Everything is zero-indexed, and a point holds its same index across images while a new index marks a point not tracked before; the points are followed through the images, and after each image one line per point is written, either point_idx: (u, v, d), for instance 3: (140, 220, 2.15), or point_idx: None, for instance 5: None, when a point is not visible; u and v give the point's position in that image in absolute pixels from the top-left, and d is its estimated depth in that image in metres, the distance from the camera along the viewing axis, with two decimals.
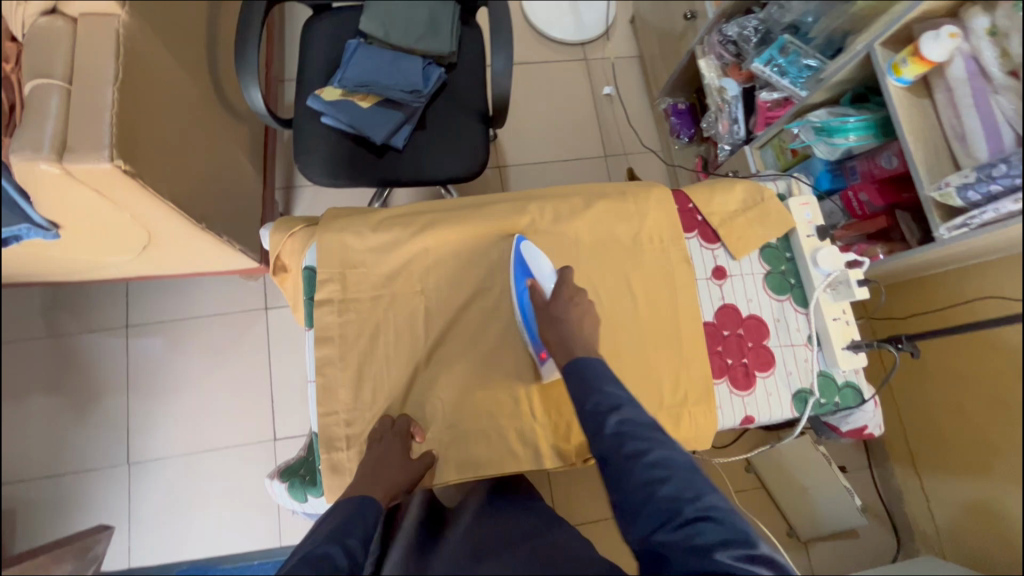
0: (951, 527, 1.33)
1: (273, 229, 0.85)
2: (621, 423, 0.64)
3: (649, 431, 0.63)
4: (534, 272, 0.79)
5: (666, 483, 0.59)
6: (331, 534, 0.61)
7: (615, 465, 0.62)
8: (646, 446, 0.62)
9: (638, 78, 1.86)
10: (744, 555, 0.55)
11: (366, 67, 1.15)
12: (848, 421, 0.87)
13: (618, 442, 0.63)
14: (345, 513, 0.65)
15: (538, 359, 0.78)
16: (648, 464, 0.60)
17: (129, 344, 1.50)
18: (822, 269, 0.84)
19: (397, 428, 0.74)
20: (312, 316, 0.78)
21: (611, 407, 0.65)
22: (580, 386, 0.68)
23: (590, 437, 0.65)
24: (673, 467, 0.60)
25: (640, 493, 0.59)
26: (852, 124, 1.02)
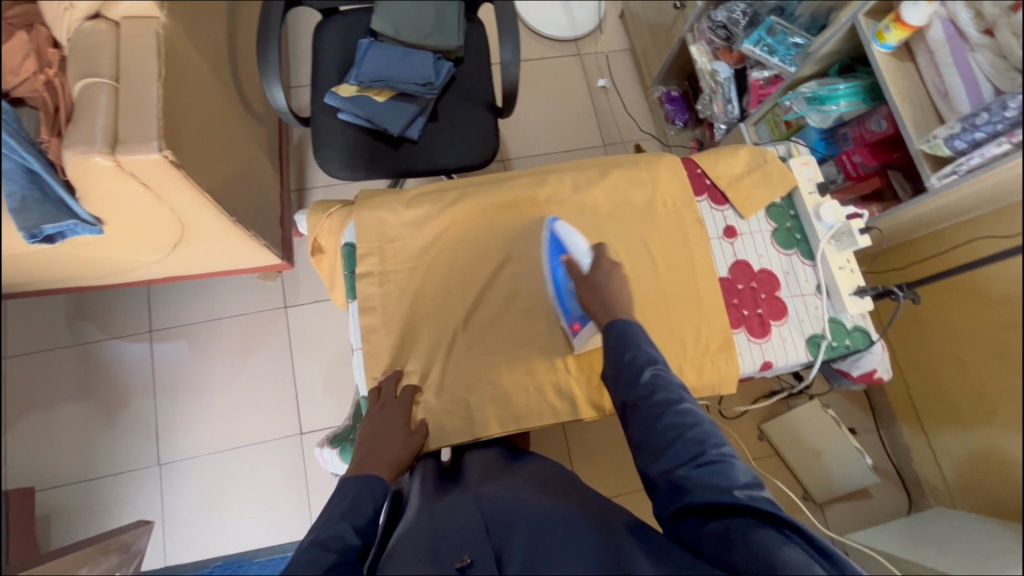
0: (958, 478, 1.39)
1: (310, 212, 0.90)
2: (655, 374, 0.67)
3: (680, 385, 0.67)
4: (569, 249, 0.83)
5: (694, 428, 0.62)
6: (341, 513, 0.62)
7: (645, 409, 0.65)
8: (677, 397, 0.65)
9: (631, 69, 1.94)
10: (756, 496, 0.59)
11: (380, 63, 1.20)
12: (858, 366, 0.93)
13: (651, 390, 0.66)
14: (350, 489, 0.65)
15: (571, 330, 0.82)
16: (678, 411, 0.64)
17: (153, 348, 1.54)
18: (825, 222, 0.90)
19: (401, 400, 0.78)
20: (355, 288, 0.84)
21: (647, 361, 0.68)
22: (617, 343, 0.71)
23: (624, 385, 0.68)
24: (700, 416, 0.64)
25: (668, 434, 0.62)
26: (842, 91, 1.09)
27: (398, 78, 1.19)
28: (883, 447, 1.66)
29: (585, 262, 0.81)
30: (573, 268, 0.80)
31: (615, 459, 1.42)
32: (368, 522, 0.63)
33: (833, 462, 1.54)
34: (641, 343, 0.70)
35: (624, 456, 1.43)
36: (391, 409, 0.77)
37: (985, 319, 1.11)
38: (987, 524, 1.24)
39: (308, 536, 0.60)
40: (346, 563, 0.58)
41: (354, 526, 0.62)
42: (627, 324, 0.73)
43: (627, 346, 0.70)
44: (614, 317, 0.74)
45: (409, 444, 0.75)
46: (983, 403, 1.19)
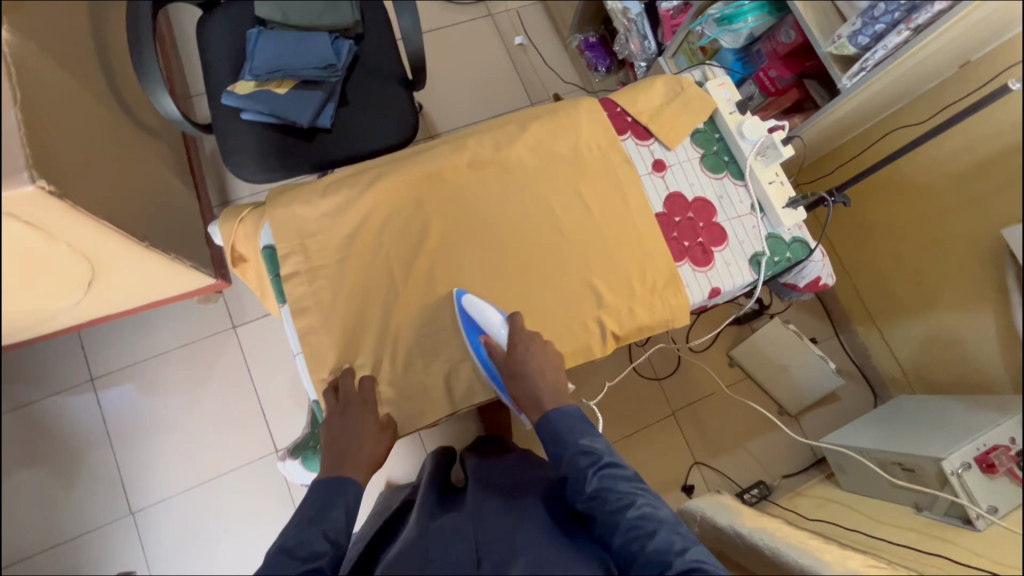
0: (914, 361, 1.51)
1: (221, 220, 0.84)
2: (601, 476, 0.70)
3: (630, 486, 0.69)
4: (485, 327, 0.78)
5: (653, 536, 0.65)
6: (309, 520, 0.65)
7: (603, 519, 0.68)
8: (628, 502, 0.67)
9: (544, 22, 1.88)
10: None
11: (273, 52, 1.12)
12: (803, 276, 0.95)
13: (600, 498, 0.68)
14: (318, 495, 0.68)
15: (515, 409, 0.80)
16: (633, 518, 0.66)
17: (99, 396, 1.45)
18: (750, 139, 0.90)
19: (364, 395, 0.75)
20: (283, 291, 0.79)
21: (589, 462, 0.71)
22: (554, 444, 0.73)
23: (574, 491, 0.72)
24: (658, 520, 0.66)
25: (630, 546, 0.65)
26: (747, 6, 1.07)
27: (295, 65, 1.11)
28: (844, 349, 1.74)
29: (503, 339, 0.78)
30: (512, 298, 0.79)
31: None
32: (338, 528, 0.66)
33: (800, 373, 1.60)
34: (578, 439, 0.73)
35: None
36: (354, 408, 0.73)
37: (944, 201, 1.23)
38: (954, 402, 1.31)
39: (276, 543, 0.63)
40: (313, 569, 0.60)
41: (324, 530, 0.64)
42: (559, 413, 0.75)
43: (566, 447, 0.72)
44: (545, 412, 0.75)
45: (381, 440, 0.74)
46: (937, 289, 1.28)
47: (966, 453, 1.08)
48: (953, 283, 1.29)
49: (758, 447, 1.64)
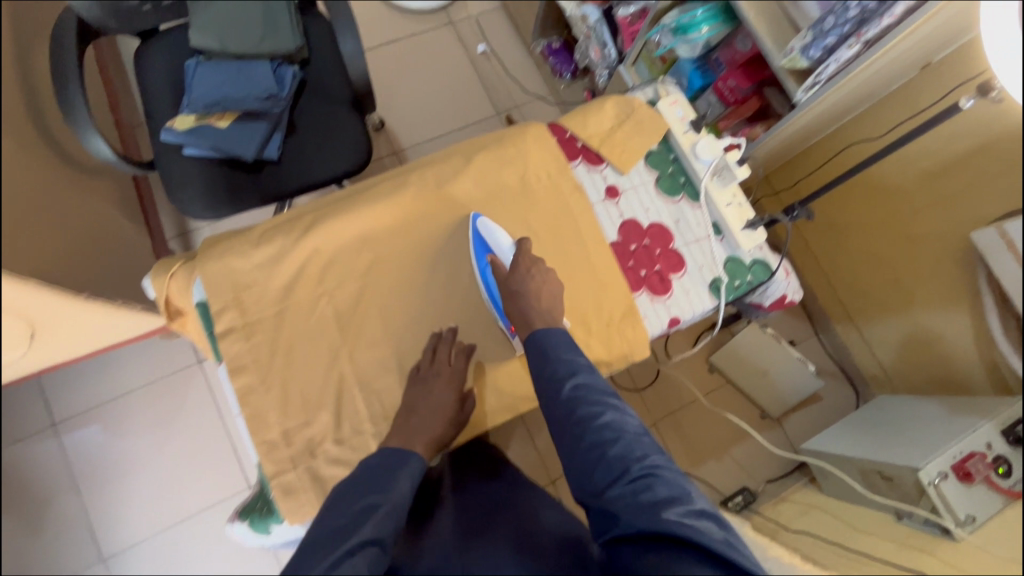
0: (894, 360, 1.49)
1: (152, 275, 0.79)
2: (576, 387, 0.63)
3: (603, 394, 0.63)
4: (494, 247, 0.79)
5: (617, 442, 0.58)
6: (368, 488, 0.61)
7: (571, 428, 0.61)
8: (599, 409, 0.61)
9: (507, 27, 1.83)
10: (689, 513, 0.54)
11: (211, 84, 1.07)
12: (767, 295, 0.92)
13: (572, 405, 0.62)
14: (374, 468, 0.64)
15: (509, 332, 0.78)
16: (599, 426, 0.60)
17: (63, 441, 1.40)
18: (704, 159, 0.87)
19: (452, 370, 0.75)
20: (218, 349, 0.75)
21: (566, 372, 0.64)
22: (537, 357, 0.67)
23: (546, 402, 0.65)
24: (624, 427, 0.60)
25: (592, 453, 0.58)
26: (701, 17, 1.03)
27: (236, 96, 1.07)
28: (825, 349, 1.71)
29: (509, 259, 0.79)
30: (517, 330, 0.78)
31: None
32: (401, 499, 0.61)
33: (781, 376, 1.57)
34: (559, 351, 0.67)
35: None
36: (443, 378, 0.74)
37: (901, 205, 1.28)
38: (938, 406, 1.29)
39: (327, 512, 0.59)
40: (374, 541, 0.55)
41: (387, 502, 0.60)
42: (547, 331, 0.69)
43: (546, 358, 0.67)
44: (533, 330, 0.70)
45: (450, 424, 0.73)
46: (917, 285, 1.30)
47: (942, 462, 1.08)
48: (933, 283, 1.26)
49: (741, 454, 1.62)
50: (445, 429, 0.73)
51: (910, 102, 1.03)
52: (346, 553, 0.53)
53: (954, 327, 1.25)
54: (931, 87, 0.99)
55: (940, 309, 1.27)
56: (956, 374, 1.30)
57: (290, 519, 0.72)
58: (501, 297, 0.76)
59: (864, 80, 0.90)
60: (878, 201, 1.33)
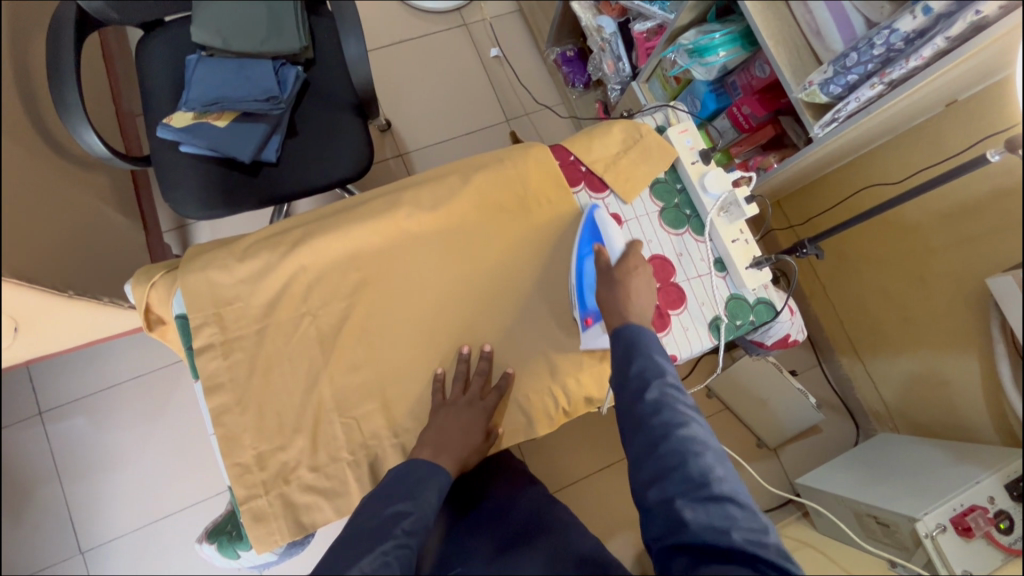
0: (898, 399, 1.46)
1: (132, 283, 0.77)
2: (662, 392, 0.63)
3: (688, 406, 0.62)
4: (605, 241, 0.79)
5: (698, 456, 0.58)
6: (403, 492, 0.63)
7: (651, 430, 0.60)
8: (685, 420, 0.61)
9: (522, 33, 1.80)
10: (758, 542, 0.54)
11: (211, 83, 1.05)
12: (770, 334, 0.88)
13: (657, 407, 0.61)
14: (404, 473, 0.66)
15: (583, 324, 0.77)
16: (683, 437, 0.59)
17: (49, 430, 1.39)
18: (712, 193, 0.84)
19: (486, 399, 0.74)
20: (195, 365, 0.72)
21: (655, 376, 0.63)
22: (627, 351, 0.67)
23: (628, 396, 0.64)
24: (707, 443, 0.59)
25: (671, 460, 0.58)
26: (719, 40, 1.00)
27: (234, 96, 1.04)
28: (827, 380, 1.67)
29: (614, 255, 0.78)
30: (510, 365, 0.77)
31: (565, 452, 1.39)
32: (430, 508, 0.63)
33: (780, 408, 1.53)
34: (652, 351, 0.65)
35: (575, 445, 1.40)
36: (475, 407, 0.73)
37: (914, 242, 1.23)
38: (942, 453, 1.24)
39: (370, 509, 0.62)
40: (406, 544, 0.58)
41: (418, 507, 0.62)
42: (640, 331, 0.69)
43: (637, 356, 0.66)
44: (626, 324, 0.70)
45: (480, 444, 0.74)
46: (930, 327, 1.25)
47: (942, 514, 1.04)
48: (944, 325, 1.22)
49: None
50: (470, 455, 0.73)
51: (935, 138, 0.98)
52: (380, 553, 0.57)
53: (965, 372, 1.21)
54: (955, 129, 0.94)
55: (948, 353, 1.23)
56: (965, 420, 1.25)
57: (258, 547, 0.69)
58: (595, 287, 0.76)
59: (887, 117, 0.86)
60: (892, 236, 1.29)
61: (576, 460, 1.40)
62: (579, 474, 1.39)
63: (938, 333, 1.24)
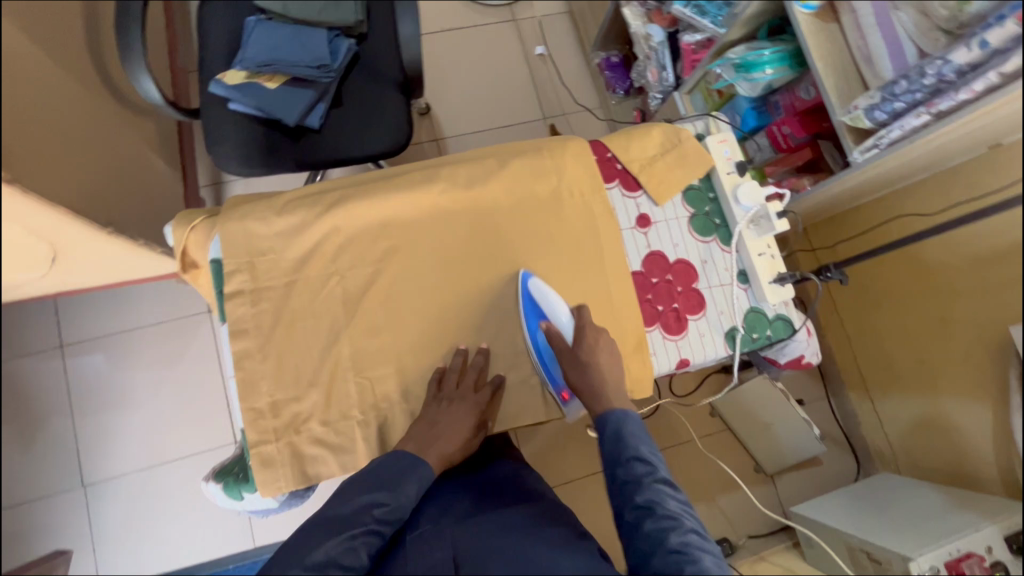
0: (904, 441, 1.44)
1: (173, 224, 0.80)
2: (654, 493, 0.63)
3: (681, 509, 0.62)
4: (549, 314, 0.77)
5: (695, 565, 0.57)
6: (381, 482, 0.66)
7: (644, 538, 0.60)
8: (677, 523, 0.60)
9: (570, 34, 1.81)
10: None
11: (266, 45, 1.08)
12: (784, 353, 0.88)
13: (648, 509, 0.62)
14: (386, 464, 0.68)
15: (560, 400, 0.78)
16: (677, 545, 0.58)
17: (67, 364, 1.43)
18: (744, 205, 0.84)
19: (478, 395, 0.75)
20: (223, 309, 0.75)
21: (644, 472, 0.64)
22: (614, 444, 0.68)
23: (620, 500, 0.65)
24: (704, 550, 0.58)
25: (670, 571, 0.57)
26: (767, 57, 1.00)
27: (287, 60, 1.07)
28: (833, 414, 1.68)
29: (567, 330, 0.76)
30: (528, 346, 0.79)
31: (564, 450, 1.41)
32: (405, 499, 0.66)
33: (783, 433, 1.54)
34: (638, 444, 0.67)
35: (574, 444, 1.41)
36: (466, 403, 0.73)
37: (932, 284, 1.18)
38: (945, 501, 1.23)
39: (345, 496, 0.65)
40: (376, 532, 0.63)
41: (394, 499, 0.66)
42: (622, 416, 0.70)
43: (624, 448, 0.67)
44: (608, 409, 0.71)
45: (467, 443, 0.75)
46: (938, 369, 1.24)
47: (936, 557, 1.04)
48: (958, 371, 1.18)
49: (728, 504, 1.58)
50: (455, 450, 0.74)
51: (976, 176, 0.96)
52: (348, 537, 0.61)
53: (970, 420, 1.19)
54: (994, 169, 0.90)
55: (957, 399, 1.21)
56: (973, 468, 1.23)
57: (263, 490, 0.72)
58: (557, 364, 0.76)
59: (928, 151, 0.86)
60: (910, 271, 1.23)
61: (574, 460, 1.42)
62: (575, 473, 1.40)
63: (948, 377, 1.22)
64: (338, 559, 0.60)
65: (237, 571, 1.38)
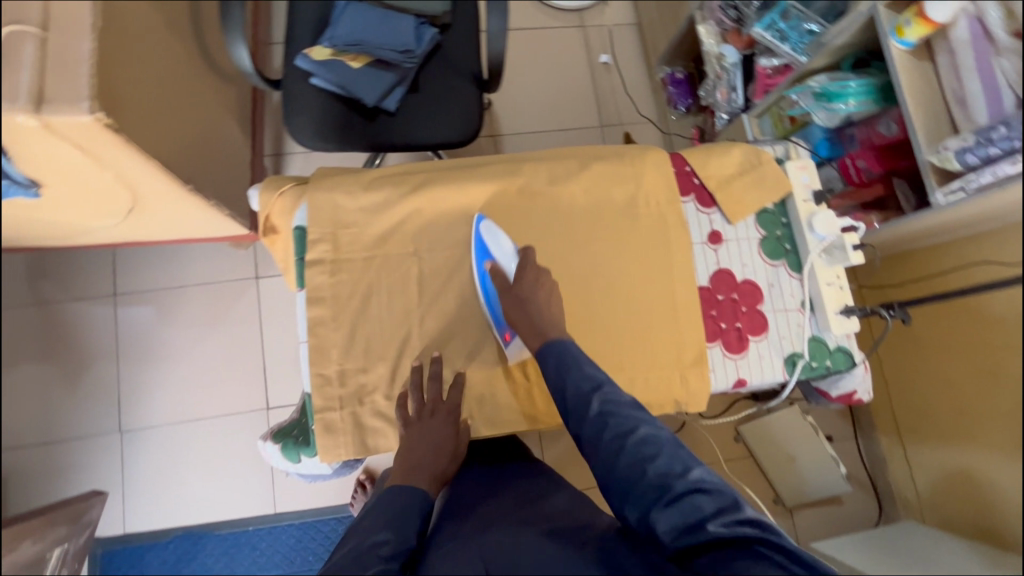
0: (932, 491, 1.42)
1: (261, 189, 0.82)
2: (604, 403, 0.66)
3: (631, 409, 0.66)
4: (495, 254, 0.78)
5: (655, 458, 0.62)
6: (386, 523, 0.64)
7: (604, 446, 0.64)
8: (632, 425, 0.64)
9: (636, 45, 1.82)
10: (733, 520, 0.58)
11: (357, 25, 1.11)
12: (838, 386, 0.87)
13: (603, 422, 0.65)
14: (387, 509, 0.67)
15: (503, 341, 0.77)
16: (636, 443, 0.63)
17: (117, 312, 1.48)
18: (818, 234, 0.84)
19: (451, 405, 0.75)
20: (303, 276, 0.77)
21: (593, 388, 0.67)
22: (559, 370, 0.70)
23: (575, 419, 0.67)
24: (659, 442, 0.63)
25: (634, 471, 0.61)
26: (852, 89, 1.01)
27: (375, 42, 1.10)
28: (859, 454, 1.67)
29: (510, 270, 0.78)
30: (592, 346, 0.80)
31: None
32: (411, 534, 0.64)
33: (807, 467, 1.54)
34: (580, 366, 0.69)
35: None
36: (440, 418, 0.74)
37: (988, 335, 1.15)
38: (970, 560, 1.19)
39: (349, 545, 0.61)
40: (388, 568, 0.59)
41: (398, 536, 0.62)
42: (559, 344, 0.72)
43: (569, 374, 0.69)
44: (547, 339, 0.72)
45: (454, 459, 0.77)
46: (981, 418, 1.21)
47: None
48: (999, 426, 1.16)
49: None
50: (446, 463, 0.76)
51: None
52: None
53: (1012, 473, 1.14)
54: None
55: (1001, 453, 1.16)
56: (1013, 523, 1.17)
57: (323, 455, 0.73)
58: (502, 303, 0.76)
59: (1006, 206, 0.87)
60: (960, 319, 1.22)
61: None
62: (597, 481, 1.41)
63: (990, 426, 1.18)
64: None
65: (258, 533, 1.41)
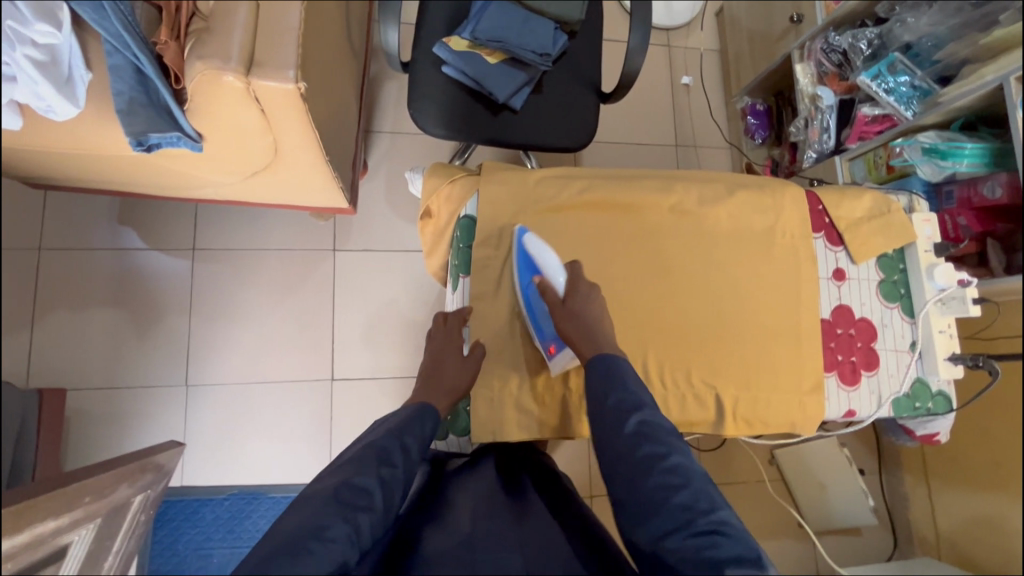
0: (955, 530, 1.52)
1: (431, 174, 0.88)
2: (641, 424, 0.66)
3: (669, 436, 0.64)
4: (542, 268, 0.79)
5: (681, 490, 0.60)
6: (393, 429, 0.70)
7: (630, 464, 0.63)
8: (665, 451, 0.63)
9: (718, 71, 1.87)
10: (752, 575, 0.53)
11: (497, 22, 1.14)
12: (925, 427, 0.95)
13: (635, 441, 0.64)
14: (403, 418, 0.72)
15: (548, 353, 0.79)
16: (665, 469, 0.61)
17: (193, 267, 1.48)
18: (937, 283, 0.90)
19: (450, 327, 0.84)
20: (469, 261, 0.84)
21: (632, 408, 0.67)
22: (605, 383, 0.70)
23: (610, 434, 0.67)
24: (689, 475, 0.61)
25: (654, 496, 0.60)
26: (968, 151, 1.08)
27: (514, 42, 1.13)
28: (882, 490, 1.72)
29: (559, 283, 0.79)
30: (724, 362, 0.85)
31: None
32: (415, 441, 0.69)
33: (836, 496, 1.63)
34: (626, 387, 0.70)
35: None
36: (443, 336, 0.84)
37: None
38: None
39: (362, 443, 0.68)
40: (384, 472, 0.63)
41: (405, 458, 0.66)
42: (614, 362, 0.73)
43: (614, 390, 0.69)
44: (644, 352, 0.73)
45: (464, 369, 0.80)
46: None
47: None
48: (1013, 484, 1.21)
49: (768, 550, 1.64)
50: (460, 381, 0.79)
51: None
52: (353, 480, 0.60)
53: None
54: None
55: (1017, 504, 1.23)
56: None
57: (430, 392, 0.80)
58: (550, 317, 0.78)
59: None
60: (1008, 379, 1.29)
61: None
62: None
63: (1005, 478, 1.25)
64: (344, 491, 0.59)
65: None
